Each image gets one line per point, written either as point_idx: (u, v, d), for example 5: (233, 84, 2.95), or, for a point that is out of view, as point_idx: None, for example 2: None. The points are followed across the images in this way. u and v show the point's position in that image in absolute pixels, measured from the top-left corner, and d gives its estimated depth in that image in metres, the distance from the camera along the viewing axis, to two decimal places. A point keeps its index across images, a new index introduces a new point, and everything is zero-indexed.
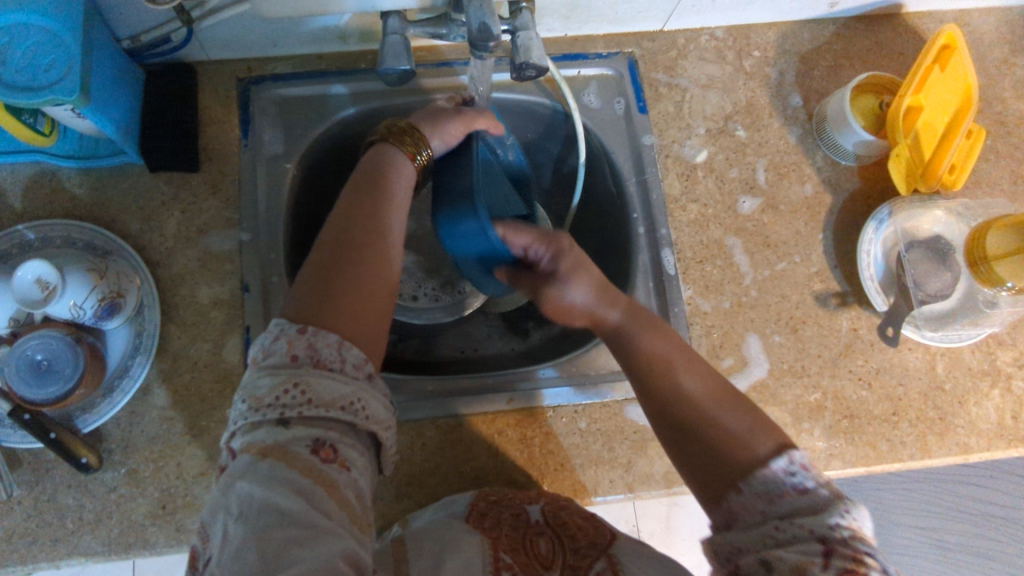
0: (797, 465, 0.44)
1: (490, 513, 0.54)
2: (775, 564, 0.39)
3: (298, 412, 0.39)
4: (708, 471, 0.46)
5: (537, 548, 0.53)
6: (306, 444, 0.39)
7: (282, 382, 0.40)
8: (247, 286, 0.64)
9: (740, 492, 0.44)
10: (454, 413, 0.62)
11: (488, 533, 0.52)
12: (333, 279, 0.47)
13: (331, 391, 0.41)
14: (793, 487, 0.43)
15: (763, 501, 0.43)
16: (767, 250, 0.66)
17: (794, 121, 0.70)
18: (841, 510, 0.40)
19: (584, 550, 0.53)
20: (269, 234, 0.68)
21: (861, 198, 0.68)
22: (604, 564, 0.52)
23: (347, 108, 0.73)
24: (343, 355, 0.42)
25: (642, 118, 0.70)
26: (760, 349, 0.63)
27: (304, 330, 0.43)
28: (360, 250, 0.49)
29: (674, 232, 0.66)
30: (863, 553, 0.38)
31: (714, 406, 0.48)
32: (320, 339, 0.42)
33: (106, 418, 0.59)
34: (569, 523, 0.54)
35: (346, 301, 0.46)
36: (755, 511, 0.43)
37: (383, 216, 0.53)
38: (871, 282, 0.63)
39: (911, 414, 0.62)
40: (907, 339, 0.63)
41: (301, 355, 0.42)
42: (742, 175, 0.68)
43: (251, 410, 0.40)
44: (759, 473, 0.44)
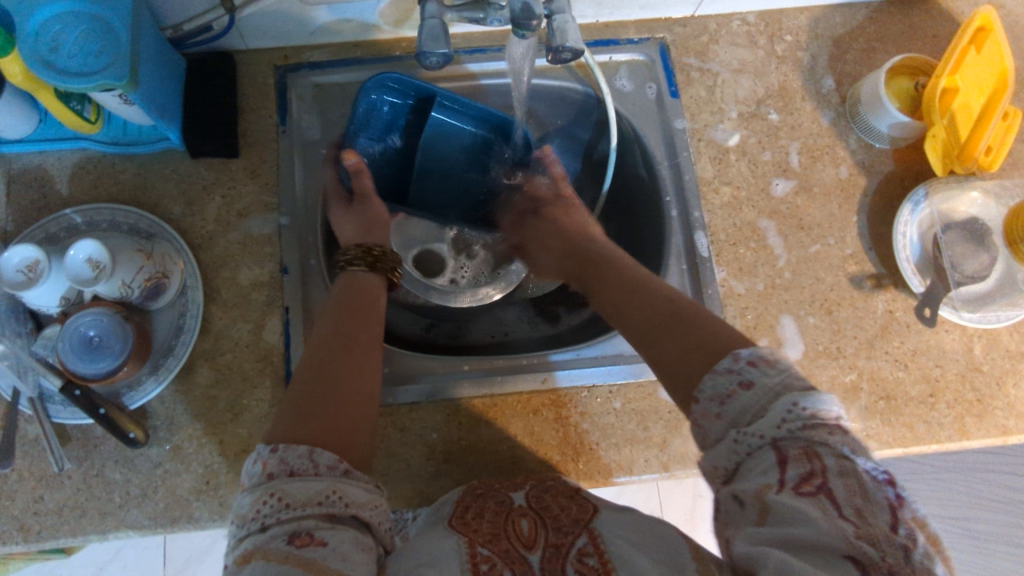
0: (743, 360, 0.40)
1: (474, 504, 0.54)
2: (742, 496, 0.37)
3: (276, 517, 0.39)
4: (666, 383, 0.45)
5: (519, 527, 0.51)
6: (283, 539, 0.38)
7: (256, 500, 0.39)
8: (286, 269, 0.66)
9: (696, 400, 0.41)
10: (491, 392, 0.63)
11: (468, 527, 0.51)
12: (308, 397, 0.45)
13: (302, 495, 0.39)
14: (739, 385, 0.39)
15: (716, 404, 0.40)
16: (801, 233, 0.66)
17: (827, 104, 0.70)
18: (788, 403, 0.37)
19: (566, 527, 0.50)
20: (307, 217, 0.69)
21: (896, 180, 0.67)
22: (587, 540, 0.49)
23: None
24: (315, 459, 0.41)
25: (674, 103, 0.70)
26: (794, 331, 0.63)
27: (276, 447, 0.41)
28: (334, 364, 0.48)
29: (708, 214, 0.67)
30: (816, 444, 0.36)
31: (672, 315, 0.47)
32: (290, 452, 0.41)
33: (151, 396, 0.60)
34: (553, 507, 0.53)
35: (319, 420, 0.44)
36: (713, 418, 0.40)
37: (359, 331, 0.52)
38: (907, 264, 0.63)
39: (948, 395, 0.62)
40: (945, 320, 0.63)
41: (275, 470, 0.40)
42: (775, 158, 0.68)
43: (236, 527, 0.39)
44: (707, 374, 0.41)
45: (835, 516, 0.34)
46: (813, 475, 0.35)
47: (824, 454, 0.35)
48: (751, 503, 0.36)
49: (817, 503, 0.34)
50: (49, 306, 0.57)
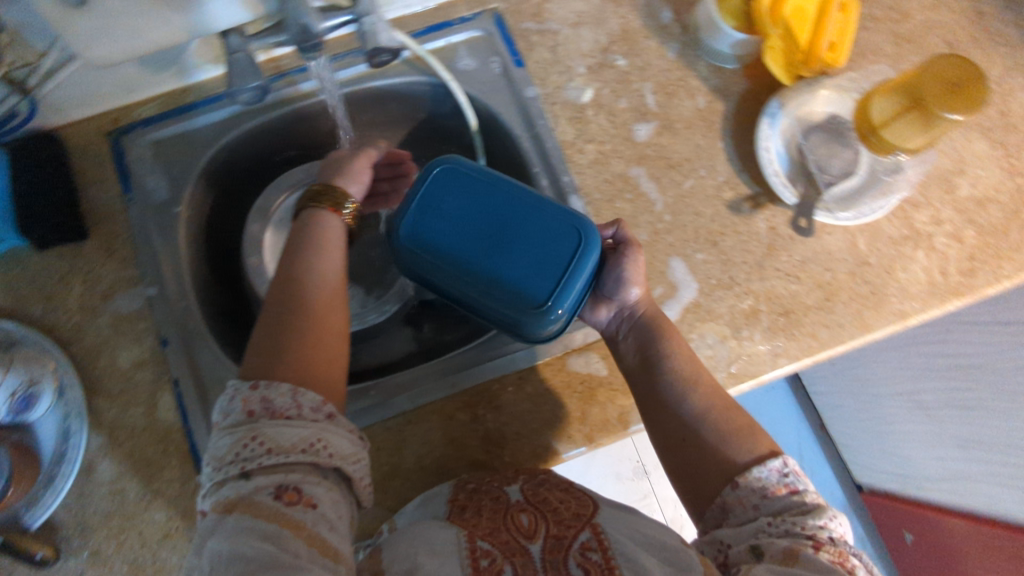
0: (791, 467, 0.50)
1: (470, 503, 0.53)
2: (767, 549, 0.44)
3: (257, 463, 0.42)
4: (704, 473, 0.51)
5: (520, 521, 0.53)
6: (269, 492, 0.42)
7: (241, 438, 0.44)
8: (166, 340, 0.63)
9: (736, 485, 0.49)
10: (401, 410, 0.60)
11: (467, 522, 0.51)
12: (280, 336, 0.51)
13: (287, 437, 0.44)
14: (786, 486, 0.49)
15: (758, 497, 0.48)
16: (672, 172, 0.66)
17: (671, 37, 0.69)
18: (828, 514, 0.46)
19: (569, 521, 0.53)
20: (177, 281, 0.66)
21: (751, 97, 0.67)
22: (590, 534, 0.51)
23: (228, 134, 0.70)
24: (299, 400, 0.47)
25: (520, 72, 0.68)
26: (685, 271, 0.63)
27: (256, 384, 0.47)
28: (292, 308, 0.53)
29: (577, 176, 0.65)
30: (846, 550, 0.44)
31: (720, 421, 0.53)
32: (271, 391, 0.46)
33: (54, 507, 0.57)
34: (551, 500, 0.54)
35: (292, 362, 0.49)
36: (749, 506, 0.48)
37: (310, 273, 0.56)
38: (777, 178, 0.63)
39: (843, 295, 0.63)
40: (824, 225, 0.63)
41: (256, 409, 0.46)
42: (631, 103, 0.67)
43: (215, 471, 0.43)
44: (754, 471, 0.49)
45: None
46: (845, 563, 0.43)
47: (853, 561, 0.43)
48: (778, 555, 0.43)
49: None
50: None
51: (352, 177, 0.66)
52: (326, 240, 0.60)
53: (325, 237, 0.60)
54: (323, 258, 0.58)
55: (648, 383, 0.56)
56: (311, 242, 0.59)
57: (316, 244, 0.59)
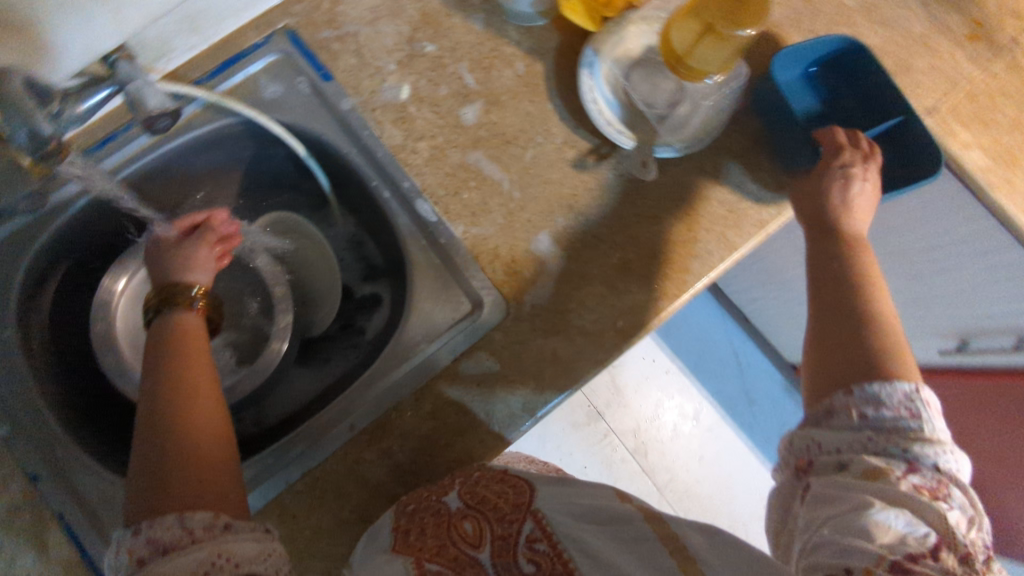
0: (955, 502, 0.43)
1: (412, 525, 0.50)
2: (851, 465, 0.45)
3: None
4: (829, 369, 0.52)
5: (464, 530, 0.52)
6: None
7: None
8: (36, 475, 0.58)
9: (851, 393, 0.49)
10: (306, 469, 0.58)
11: (413, 548, 0.49)
12: (159, 460, 0.46)
13: (181, 568, 0.40)
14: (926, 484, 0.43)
15: (867, 435, 0.46)
16: (511, 147, 0.64)
17: (473, 9, 0.66)
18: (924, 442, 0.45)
19: (511, 515, 0.51)
20: (27, 411, 0.60)
21: (567, 51, 0.65)
22: (532, 523, 0.49)
23: (34, 241, 0.63)
24: (186, 523, 0.42)
25: (330, 86, 0.64)
26: (550, 242, 0.62)
27: (138, 530, 0.42)
28: (168, 421, 0.48)
29: (417, 178, 0.63)
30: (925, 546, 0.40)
31: (857, 342, 0.52)
32: (156, 530, 0.42)
33: None
34: (488, 496, 0.52)
35: (179, 481, 0.45)
36: (853, 416, 0.48)
37: (181, 378, 0.52)
38: (609, 126, 0.63)
39: (704, 221, 0.63)
40: (668, 158, 0.63)
41: (145, 553, 0.41)
42: (451, 88, 0.64)
43: None
44: (883, 385, 0.48)
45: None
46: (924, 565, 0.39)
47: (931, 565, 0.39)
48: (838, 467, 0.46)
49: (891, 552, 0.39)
50: None
51: (194, 265, 0.62)
52: (193, 343, 0.56)
53: (190, 334, 0.57)
54: (193, 361, 0.54)
55: (824, 250, 0.59)
56: (175, 346, 0.54)
57: (181, 346, 0.55)
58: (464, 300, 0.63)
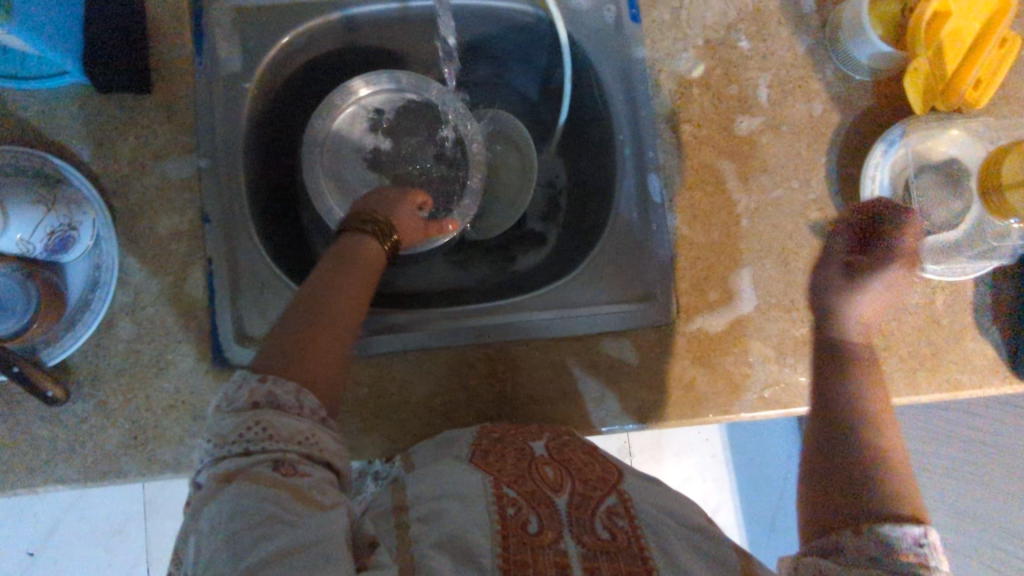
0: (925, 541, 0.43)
1: (493, 447, 0.49)
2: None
3: (261, 446, 0.39)
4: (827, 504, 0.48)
5: (544, 474, 0.48)
6: (269, 467, 0.38)
7: (240, 423, 0.39)
8: (208, 217, 0.61)
9: (859, 532, 0.45)
10: (424, 345, 0.60)
11: (491, 467, 0.47)
12: (309, 334, 0.45)
13: (286, 428, 0.40)
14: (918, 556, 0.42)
15: (874, 549, 0.44)
16: (764, 176, 0.61)
17: (806, 30, 0.62)
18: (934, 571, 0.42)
19: (593, 481, 0.48)
20: (229, 157, 0.63)
21: (871, 117, 0.61)
22: (616, 500, 0.46)
23: (311, 19, 0.65)
24: (301, 399, 0.42)
25: (633, 28, 0.62)
26: (748, 283, 0.60)
27: (265, 377, 0.42)
28: (330, 306, 0.47)
29: (663, 155, 0.61)
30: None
31: (845, 447, 0.51)
32: (280, 385, 0.42)
33: (71, 352, 0.57)
34: (574, 459, 0.50)
35: (314, 362, 0.44)
36: (865, 556, 0.43)
37: (354, 276, 0.51)
38: (881, 209, 0.57)
39: (901, 349, 0.59)
40: (907, 271, 0.59)
41: (260, 399, 0.41)
42: (741, 91, 0.62)
43: (214, 449, 0.39)
44: (889, 529, 0.44)
45: None
46: None
47: None
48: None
49: None
50: None
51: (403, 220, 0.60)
52: (373, 251, 0.54)
53: (375, 244, 0.55)
54: (366, 268, 0.53)
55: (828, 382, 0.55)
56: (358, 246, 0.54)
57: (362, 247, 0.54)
58: (638, 287, 0.61)
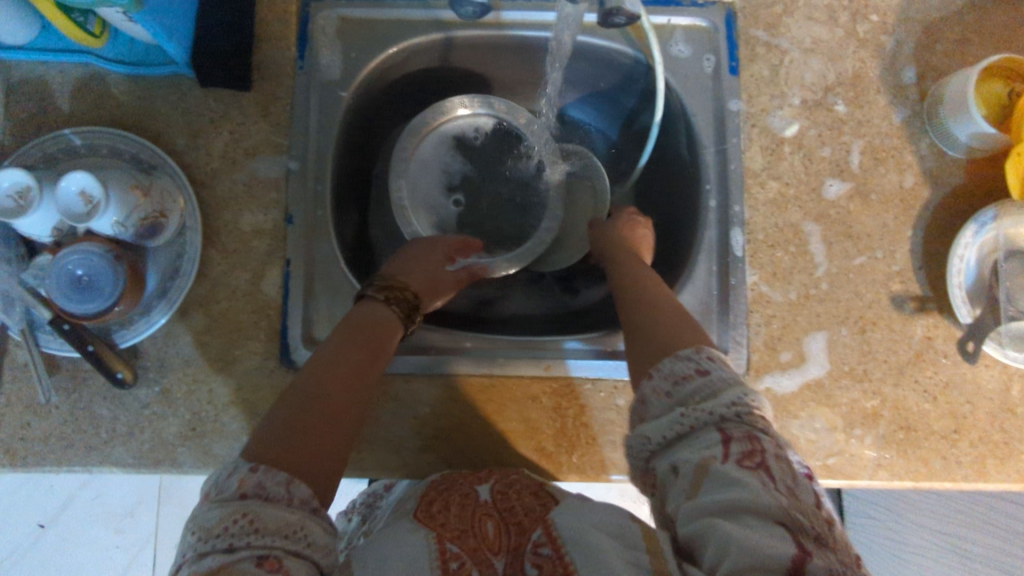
0: (704, 356, 0.43)
1: (438, 498, 0.48)
2: (682, 465, 0.38)
3: (245, 540, 0.36)
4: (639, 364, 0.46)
5: (484, 528, 0.45)
6: (251, 561, 0.35)
7: (226, 516, 0.36)
8: (292, 219, 0.61)
9: (651, 376, 0.44)
10: (491, 372, 0.59)
11: (433, 522, 0.45)
12: (300, 423, 0.43)
13: (274, 520, 0.37)
14: (696, 371, 0.42)
15: (670, 383, 0.42)
16: (848, 242, 0.61)
17: (904, 101, 0.62)
18: (737, 394, 0.40)
19: (527, 523, 0.45)
20: (318, 163, 0.64)
21: (962, 195, 0.61)
22: (542, 531, 0.43)
23: (413, 37, 0.67)
24: (292, 489, 0.39)
25: (731, 80, 0.63)
26: (822, 348, 0.59)
27: (256, 466, 0.39)
28: (323, 390, 0.45)
29: (749, 210, 0.61)
30: (760, 431, 0.38)
31: (654, 297, 0.52)
32: (270, 474, 0.39)
33: (142, 336, 0.58)
34: (517, 504, 0.47)
35: (306, 449, 0.42)
36: (662, 395, 0.42)
37: (349, 358, 0.49)
38: (959, 291, 0.58)
39: (973, 434, 0.58)
40: (986, 355, 0.58)
41: (251, 490, 0.38)
42: (833, 155, 0.62)
43: (198, 542, 0.36)
44: (668, 358, 0.44)
45: (773, 488, 0.36)
46: (756, 452, 0.37)
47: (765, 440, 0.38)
48: (691, 473, 0.38)
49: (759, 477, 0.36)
50: (41, 235, 0.55)
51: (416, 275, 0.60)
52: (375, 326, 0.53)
53: (377, 316, 0.54)
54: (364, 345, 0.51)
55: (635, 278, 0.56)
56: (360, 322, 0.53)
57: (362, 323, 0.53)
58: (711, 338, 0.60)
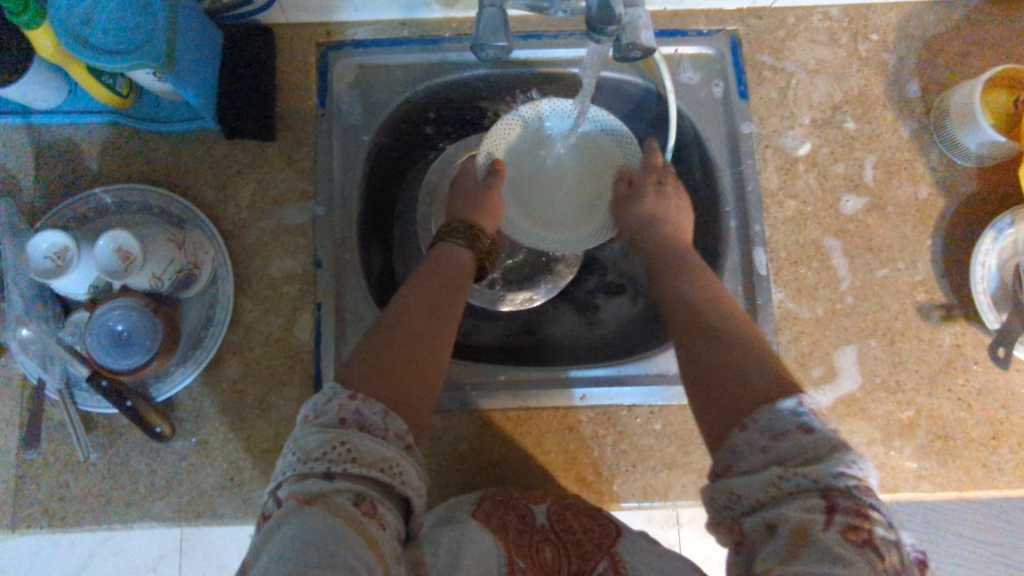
0: (807, 406, 0.39)
1: (496, 513, 0.50)
2: (777, 523, 0.35)
3: (343, 468, 0.37)
4: (717, 415, 0.43)
5: (543, 557, 0.49)
6: (348, 496, 0.36)
7: (329, 439, 0.38)
8: (320, 263, 0.63)
9: (744, 428, 0.40)
10: (525, 404, 0.60)
11: (499, 535, 0.48)
12: (395, 351, 0.45)
13: (373, 450, 0.38)
14: (799, 425, 0.38)
15: (767, 437, 0.39)
16: (868, 255, 0.61)
17: (910, 114, 0.64)
18: (845, 459, 0.36)
19: (589, 553, 0.49)
20: (343, 206, 0.65)
21: (977, 203, 0.62)
22: (608, 566, 0.48)
23: (429, 79, 0.69)
24: (387, 423, 0.40)
25: (741, 104, 0.65)
26: (853, 361, 0.59)
27: (356, 394, 0.41)
28: (410, 327, 0.48)
29: (769, 229, 0.62)
30: (868, 506, 0.34)
31: (715, 322, 0.49)
32: (369, 405, 0.40)
33: (179, 388, 0.58)
34: (575, 529, 0.50)
35: (398, 378, 0.44)
36: (757, 449, 0.39)
37: (439, 301, 0.52)
38: (984, 297, 0.58)
39: (1012, 439, 0.58)
40: (1016, 359, 0.59)
41: (349, 417, 0.39)
42: (847, 171, 0.63)
43: (299, 462, 0.37)
44: (763, 407, 0.40)
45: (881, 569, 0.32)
46: (862, 528, 0.33)
47: (874, 518, 0.34)
48: (787, 534, 0.34)
49: (863, 555, 0.32)
50: (78, 292, 0.55)
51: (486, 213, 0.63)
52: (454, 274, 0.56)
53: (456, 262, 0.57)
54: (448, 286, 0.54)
55: (680, 297, 0.53)
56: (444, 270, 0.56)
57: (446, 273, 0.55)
58: None
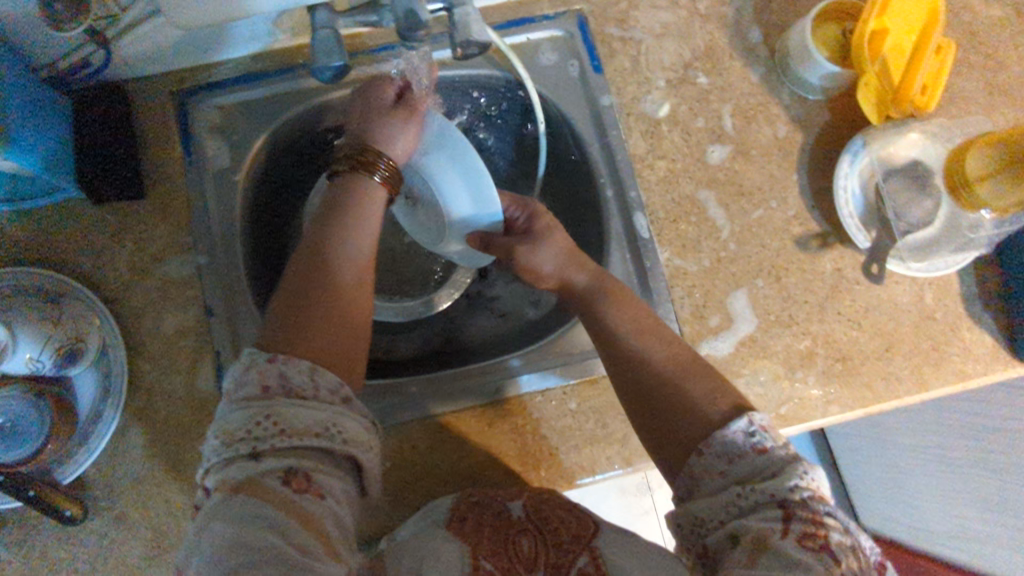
0: (757, 426, 0.43)
1: (469, 515, 0.50)
2: (740, 534, 0.38)
3: (270, 444, 0.37)
4: (674, 444, 0.46)
5: (521, 547, 0.49)
6: (278, 477, 0.36)
7: (252, 415, 0.38)
8: (212, 310, 0.62)
9: (701, 454, 0.43)
10: (439, 411, 0.60)
11: (467, 535, 0.48)
12: (302, 308, 0.45)
13: (301, 420, 0.38)
14: (753, 449, 0.42)
15: (725, 461, 0.42)
16: (742, 200, 0.64)
17: (756, 59, 0.67)
18: (798, 472, 0.40)
19: (567, 544, 0.48)
20: (227, 250, 0.64)
21: (832, 132, 0.65)
22: (588, 560, 0.47)
23: (294, 108, 0.69)
24: (316, 380, 0.41)
25: (598, 78, 0.66)
26: (746, 304, 0.61)
27: (274, 356, 0.41)
28: (316, 282, 0.47)
29: (645, 193, 0.64)
30: (822, 513, 0.38)
31: (644, 343, 0.50)
32: (290, 365, 0.41)
33: (86, 466, 0.57)
34: (552, 518, 0.51)
35: (319, 330, 0.44)
36: (716, 475, 0.42)
37: (346, 241, 0.50)
38: (851, 219, 0.61)
39: (905, 348, 0.61)
40: (893, 272, 0.62)
41: (272, 385, 0.39)
42: (709, 124, 0.65)
43: (223, 446, 0.37)
44: (717, 433, 0.43)
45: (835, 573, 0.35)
46: (817, 534, 0.37)
47: (828, 524, 0.38)
48: (746, 543, 0.37)
49: (819, 558, 0.36)
50: None
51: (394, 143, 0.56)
52: (360, 208, 0.52)
53: (367, 202, 0.53)
54: (358, 226, 0.51)
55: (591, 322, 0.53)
56: (353, 212, 0.52)
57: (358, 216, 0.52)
58: None
